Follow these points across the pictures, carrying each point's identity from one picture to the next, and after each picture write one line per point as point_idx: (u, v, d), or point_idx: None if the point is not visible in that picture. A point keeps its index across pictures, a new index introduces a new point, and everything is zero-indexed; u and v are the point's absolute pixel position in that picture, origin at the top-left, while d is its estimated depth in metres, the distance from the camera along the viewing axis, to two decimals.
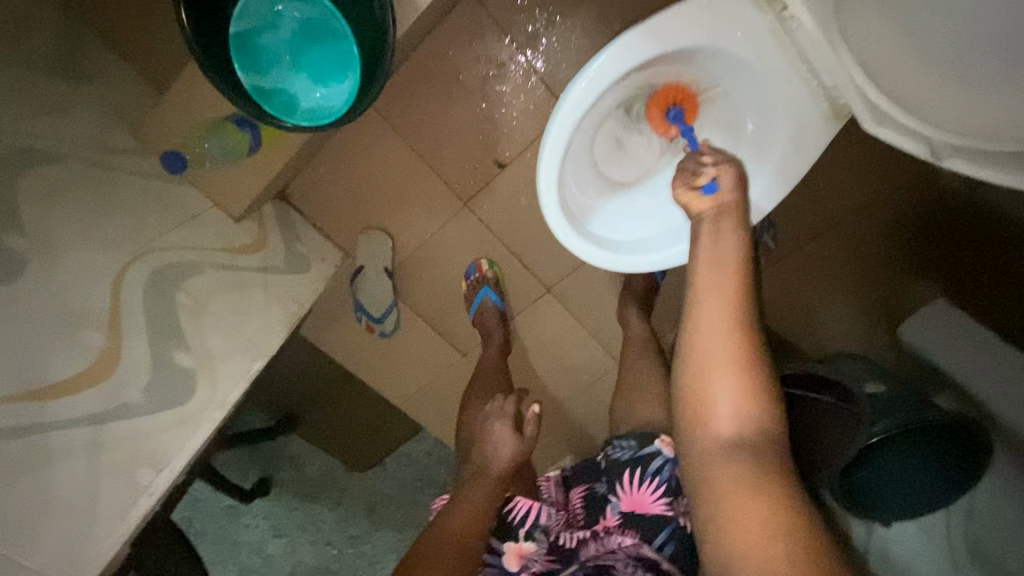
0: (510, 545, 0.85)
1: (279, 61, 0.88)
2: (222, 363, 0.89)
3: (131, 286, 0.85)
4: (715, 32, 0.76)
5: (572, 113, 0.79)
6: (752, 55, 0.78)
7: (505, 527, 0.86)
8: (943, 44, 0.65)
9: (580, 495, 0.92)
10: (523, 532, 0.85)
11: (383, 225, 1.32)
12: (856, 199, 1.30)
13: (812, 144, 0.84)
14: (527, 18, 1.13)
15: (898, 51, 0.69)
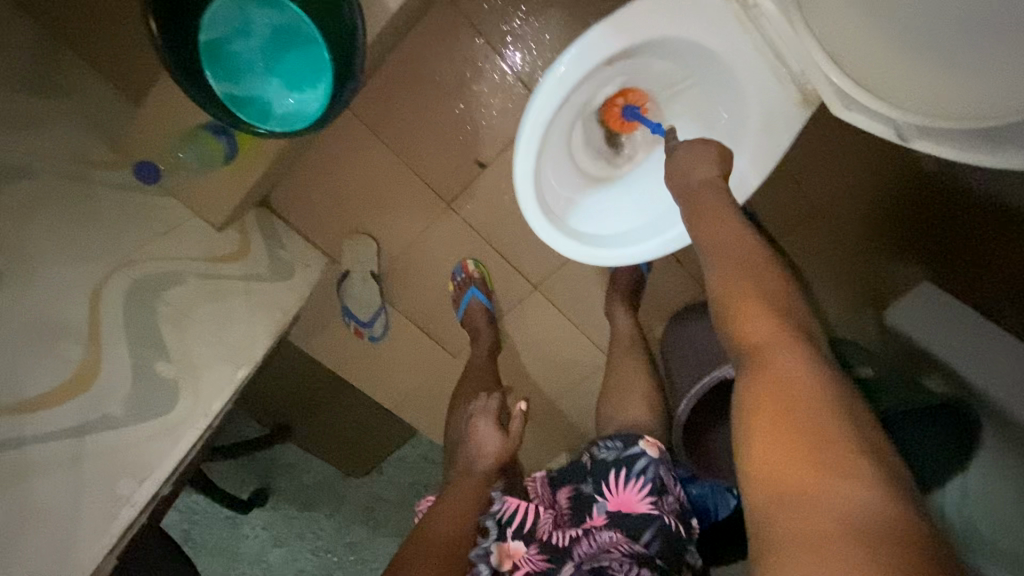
0: (499, 545, 0.81)
1: (253, 69, 0.88)
2: (206, 372, 0.89)
3: (111, 298, 0.85)
4: (683, 23, 0.76)
5: (546, 108, 0.79)
6: (720, 45, 0.79)
7: (492, 528, 0.83)
8: (905, 28, 0.65)
9: (567, 495, 0.89)
10: (511, 533, 0.82)
11: (368, 229, 1.32)
12: (838, 184, 1.29)
13: (784, 130, 0.84)
14: (502, 17, 1.13)
15: (861, 37, 0.70)
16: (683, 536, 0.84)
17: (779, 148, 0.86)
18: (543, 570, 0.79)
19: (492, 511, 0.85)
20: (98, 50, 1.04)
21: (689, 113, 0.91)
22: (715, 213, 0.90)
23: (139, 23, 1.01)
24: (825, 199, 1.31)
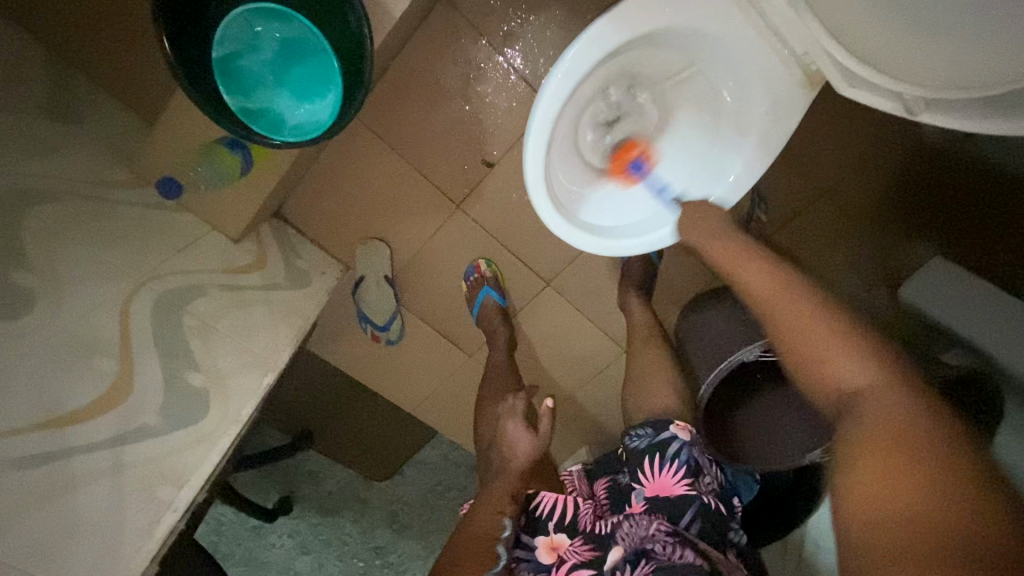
0: (543, 538, 0.85)
1: (264, 82, 0.90)
2: (233, 380, 0.91)
3: (139, 312, 0.87)
4: (684, 11, 0.78)
5: (553, 103, 0.80)
6: (721, 32, 0.79)
7: (535, 522, 0.87)
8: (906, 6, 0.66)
9: (603, 486, 0.94)
10: (553, 526, 0.85)
11: (380, 235, 1.34)
12: (844, 163, 1.29)
13: (789, 112, 0.85)
14: (502, 18, 1.15)
15: (862, 16, 0.70)
16: (724, 515, 0.84)
17: (784, 130, 0.86)
18: (591, 559, 0.79)
19: (532, 508, 0.88)
20: (112, 75, 1.06)
21: (693, 100, 0.92)
22: (722, 199, 0.91)
23: (147, 48, 1.04)
24: (832, 180, 1.31)
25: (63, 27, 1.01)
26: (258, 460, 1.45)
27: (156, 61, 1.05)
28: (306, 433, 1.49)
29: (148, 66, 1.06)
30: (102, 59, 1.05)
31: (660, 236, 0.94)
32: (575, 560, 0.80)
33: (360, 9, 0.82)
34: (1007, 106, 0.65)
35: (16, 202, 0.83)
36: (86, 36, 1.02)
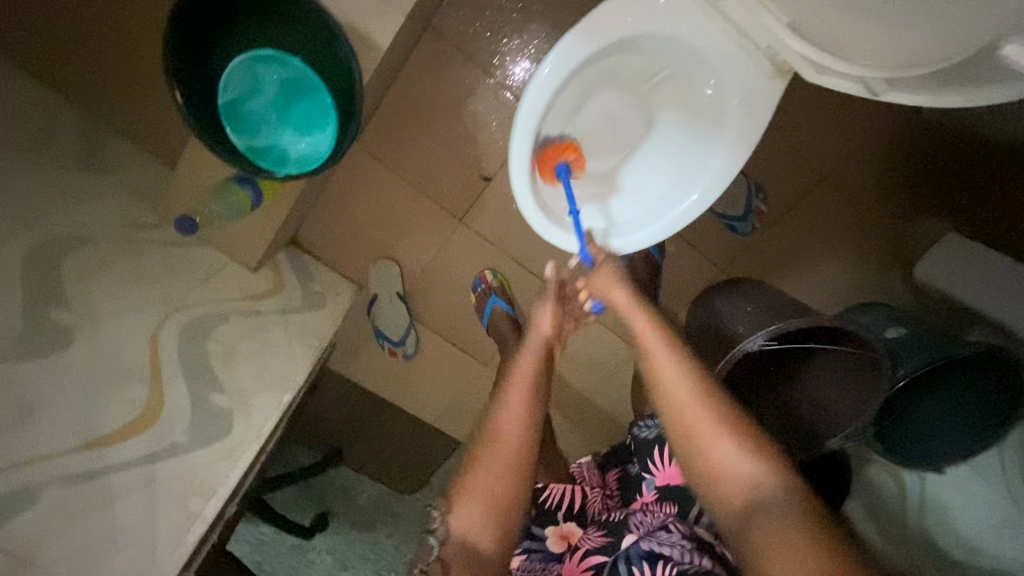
0: (552, 529, 0.87)
1: (267, 121, 0.97)
2: (255, 399, 0.98)
3: (166, 340, 0.94)
4: (646, 18, 0.81)
5: (531, 118, 0.85)
6: (685, 34, 0.82)
7: (543, 514, 0.89)
8: None
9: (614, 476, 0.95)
10: (563, 515, 0.89)
11: (389, 254, 1.40)
12: (844, 147, 1.29)
13: (762, 104, 0.86)
14: (487, 38, 1.20)
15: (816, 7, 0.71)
16: None
17: (760, 121, 0.88)
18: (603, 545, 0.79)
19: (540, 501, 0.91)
20: (134, 125, 1.17)
21: (672, 100, 0.94)
22: (705, 195, 0.93)
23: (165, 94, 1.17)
24: (830, 164, 1.30)
25: (93, 86, 1.14)
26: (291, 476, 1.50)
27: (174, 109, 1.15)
28: (337, 449, 1.59)
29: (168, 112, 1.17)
30: (128, 109, 1.17)
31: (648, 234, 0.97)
32: (589, 547, 0.80)
33: (347, 43, 0.89)
34: (960, 77, 0.67)
35: (54, 248, 0.92)
36: (111, 94, 1.15)
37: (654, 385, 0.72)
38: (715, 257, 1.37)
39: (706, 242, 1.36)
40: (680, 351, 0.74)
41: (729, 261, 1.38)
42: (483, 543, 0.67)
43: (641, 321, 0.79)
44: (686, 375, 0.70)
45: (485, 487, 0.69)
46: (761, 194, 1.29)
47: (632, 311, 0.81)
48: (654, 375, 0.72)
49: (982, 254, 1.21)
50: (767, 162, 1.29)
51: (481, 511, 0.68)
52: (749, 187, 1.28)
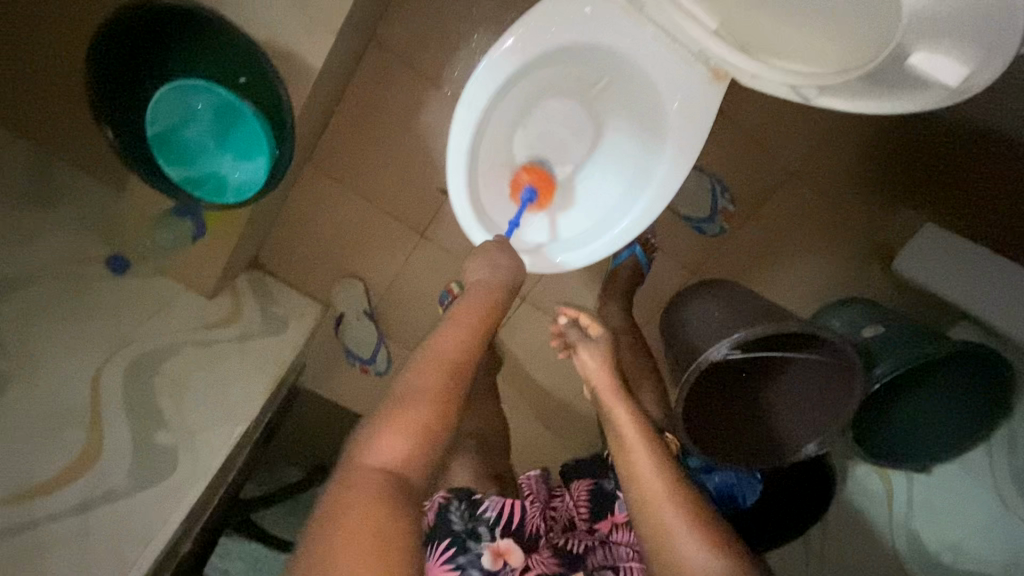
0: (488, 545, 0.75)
1: (204, 149, 0.93)
2: (204, 434, 0.96)
3: (110, 379, 0.93)
4: (568, 30, 0.79)
5: (461, 137, 0.85)
6: (611, 44, 0.79)
7: (476, 529, 0.77)
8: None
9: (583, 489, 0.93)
10: (500, 532, 0.78)
11: (354, 271, 1.38)
12: (811, 142, 1.25)
13: (701, 109, 0.82)
14: (433, 49, 1.16)
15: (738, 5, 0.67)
16: None
17: (701, 127, 0.83)
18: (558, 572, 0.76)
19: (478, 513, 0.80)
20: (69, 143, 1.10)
21: (618, 107, 0.90)
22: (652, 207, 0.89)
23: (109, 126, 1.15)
24: (799, 160, 1.25)
25: (16, 102, 1.06)
26: (276, 496, 1.46)
27: None
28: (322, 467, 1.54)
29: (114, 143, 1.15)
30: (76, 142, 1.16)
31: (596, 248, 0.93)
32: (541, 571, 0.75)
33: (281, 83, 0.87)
34: (884, 85, 0.63)
35: None
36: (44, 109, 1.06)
37: (629, 473, 0.77)
38: (684, 260, 1.34)
39: (673, 245, 1.32)
40: (655, 444, 0.79)
41: (700, 263, 1.34)
42: (404, 468, 0.60)
43: (623, 411, 0.82)
44: (657, 473, 0.75)
45: (407, 408, 0.63)
46: (727, 194, 1.25)
47: (614, 398, 0.84)
48: (631, 470, 0.77)
49: (960, 248, 1.16)
50: (731, 161, 1.25)
51: (402, 429, 0.61)
52: (714, 187, 1.24)
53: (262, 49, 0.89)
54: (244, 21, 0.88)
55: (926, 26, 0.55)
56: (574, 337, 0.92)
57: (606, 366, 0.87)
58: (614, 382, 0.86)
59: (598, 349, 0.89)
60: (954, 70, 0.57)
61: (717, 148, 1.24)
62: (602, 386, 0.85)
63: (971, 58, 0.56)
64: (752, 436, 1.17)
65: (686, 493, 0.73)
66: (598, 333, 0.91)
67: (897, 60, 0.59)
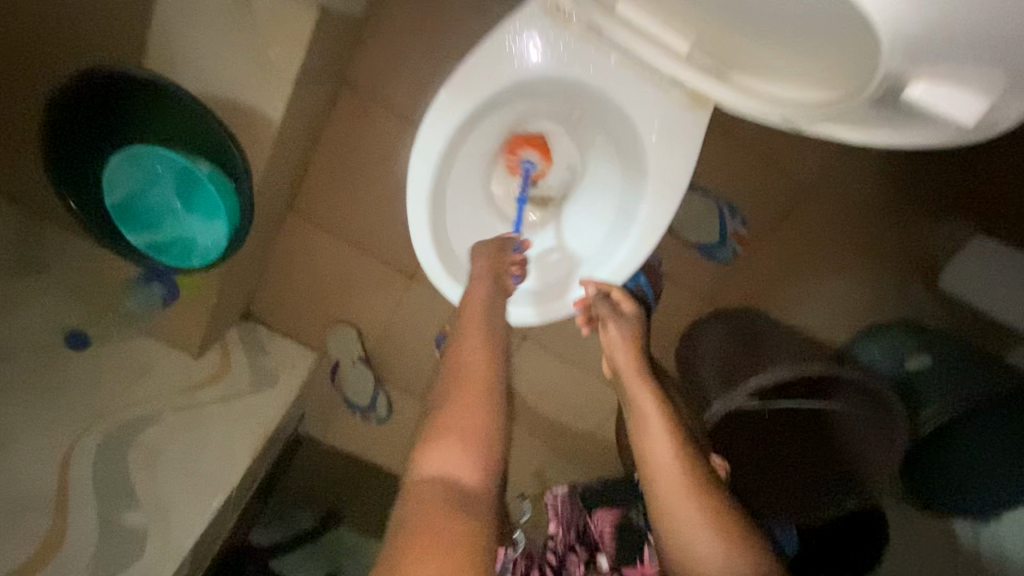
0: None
1: (173, 211, 0.90)
2: (175, 510, 0.93)
3: (81, 458, 0.92)
4: (524, 63, 0.71)
5: (420, 184, 0.77)
6: (573, 77, 0.71)
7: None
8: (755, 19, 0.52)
9: (610, 522, 0.78)
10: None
11: (347, 317, 1.32)
12: (834, 153, 1.09)
13: (682, 140, 0.73)
14: (408, 82, 1.07)
15: (712, 28, 0.56)
16: None
17: (687, 161, 0.74)
18: None
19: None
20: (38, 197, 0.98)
21: (598, 140, 0.82)
22: (638, 247, 0.79)
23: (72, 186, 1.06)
24: (819, 173, 1.09)
25: None
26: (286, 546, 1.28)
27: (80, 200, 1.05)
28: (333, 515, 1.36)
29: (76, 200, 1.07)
30: None
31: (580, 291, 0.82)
32: None
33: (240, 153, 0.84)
34: (883, 116, 0.52)
35: None
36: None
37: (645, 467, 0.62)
38: (701, 290, 1.19)
39: (687, 275, 1.19)
40: (682, 432, 0.63)
41: (718, 290, 1.20)
42: (463, 474, 0.52)
43: (644, 394, 0.67)
44: (677, 460, 0.60)
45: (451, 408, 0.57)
46: (738, 216, 1.12)
47: (636, 380, 0.68)
48: (644, 447, 0.63)
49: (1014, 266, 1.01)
50: (749, 178, 1.10)
51: (450, 432, 0.55)
52: (722, 209, 1.11)
53: (214, 108, 0.84)
54: (195, 82, 0.83)
55: (925, 55, 0.43)
56: (602, 313, 0.76)
57: (632, 347, 0.72)
58: (639, 363, 0.70)
59: (627, 329, 0.74)
60: (971, 104, 0.46)
61: (729, 166, 1.09)
62: (624, 365, 0.71)
63: (989, 89, 0.44)
64: (805, 467, 1.05)
65: (710, 493, 0.58)
66: (632, 311, 0.77)
67: (893, 94, 0.48)
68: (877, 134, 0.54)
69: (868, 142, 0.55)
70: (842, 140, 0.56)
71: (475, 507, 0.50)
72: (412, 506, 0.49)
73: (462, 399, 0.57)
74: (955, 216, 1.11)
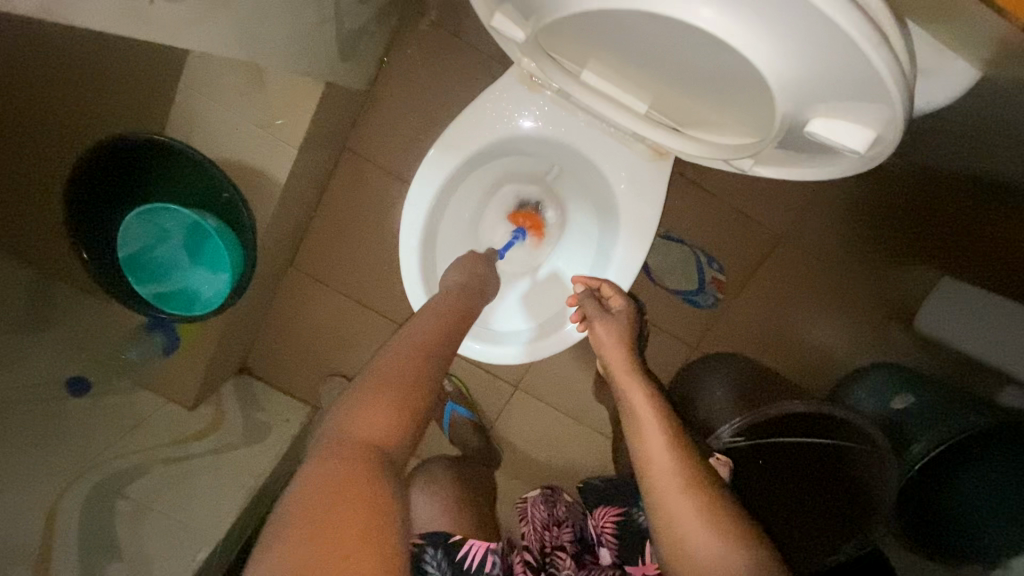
0: None
1: (180, 266, 0.97)
2: (161, 564, 0.92)
3: (66, 514, 0.86)
4: (502, 126, 0.80)
5: (411, 234, 0.84)
6: (548, 136, 0.80)
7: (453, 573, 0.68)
8: (676, 82, 0.59)
9: (609, 519, 0.80)
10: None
11: (340, 370, 1.33)
12: (802, 204, 1.15)
13: (649, 189, 0.80)
14: (403, 149, 1.17)
15: (647, 88, 0.63)
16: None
17: (653, 206, 0.81)
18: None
19: (457, 558, 0.69)
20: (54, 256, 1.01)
21: (576, 192, 0.90)
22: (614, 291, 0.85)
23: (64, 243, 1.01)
24: (787, 224, 1.16)
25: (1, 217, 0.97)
26: None
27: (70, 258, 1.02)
28: None
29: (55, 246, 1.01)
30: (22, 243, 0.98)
31: (551, 342, 0.86)
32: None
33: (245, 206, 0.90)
34: (803, 156, 0.58)
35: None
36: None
37: (639, 461, 0.63)
38: (684, 336, 1.23)
39: (670, 322, 1.23)
40: (673, 422, 0.65)
41: (701, 337, 1.23)
42: (388, 436, 0.52)
43: (635, 390, 0.68)
44: (669, 447, 0.62)
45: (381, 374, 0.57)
46: (714, 264, 1.18)
47: (626, 376, 0.71)
48: (639, 443, 0.64)
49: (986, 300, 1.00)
50: (723, 227, 1.16)
51: (379, 409, 0.53)
52: (698, 257, 1.18)
53: (226, 169, 0.92)
54: (211, 147, 0.92)
55: (806, 97, 0.48)
56: (589, 310, 0.79)
57: (622, 345, 0.74)
58: (630, 363, 0.72)
59: (617, 324, 0.76)
60: (858, 134, 0.49)
61: (702, 218, 1.16)
62: (615, 364, 0.73)
63: (868, 121, 0.48)
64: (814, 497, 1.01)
65: (702, 480, 0.60)
66: (620, 307, 0.79)
67: (797, 130, 0.53)
68: (804, 169, 0.61)
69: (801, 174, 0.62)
70: (776, 174, 0.63)
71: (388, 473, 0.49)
72: (333, 469, 0.47)
73: (396, 364, 0.59)
74: (922, 260, 1.15)
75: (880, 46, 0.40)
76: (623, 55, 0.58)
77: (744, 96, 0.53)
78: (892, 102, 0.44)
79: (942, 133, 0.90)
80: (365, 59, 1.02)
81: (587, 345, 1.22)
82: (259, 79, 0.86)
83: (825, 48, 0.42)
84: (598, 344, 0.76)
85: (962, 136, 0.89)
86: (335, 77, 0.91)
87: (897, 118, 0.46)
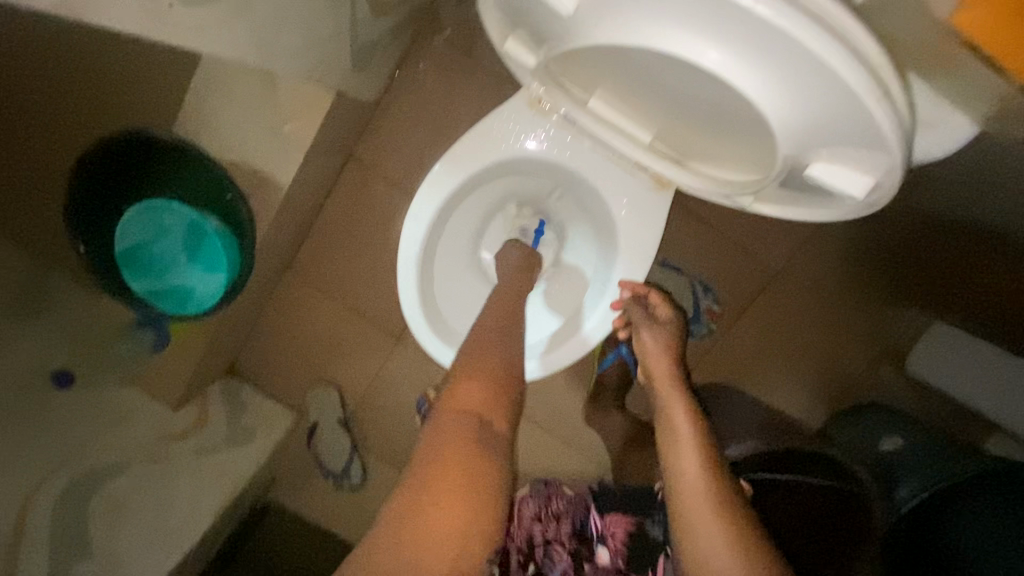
0: None
1: (176, 263, 0.97)
2: (130, 562, 0.92)
3: (40, 505, 0.90)
4: (506, 146, 0.80)
5: (410, 249, 0.84)
6: (552, 158, 0.81)
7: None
8: (681, 116, 0.60)
9: (620, 527, 0.84)
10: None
11: (329, 376, 1.31)
12: (798, 240, 1.16)
13: (649, 217, 0.81)
14: (410, 160, 1.18)
15: (653, 118, 0.64)
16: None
17: (652, 234, 0.81)
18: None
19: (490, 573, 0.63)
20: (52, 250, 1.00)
21: (576, 216, 0.91)
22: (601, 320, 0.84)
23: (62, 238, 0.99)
24: (784, 259, 1.17)
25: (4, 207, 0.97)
26: None
27: (66, 251, 1.00)
28: None
29: (53, 238, 0.99)
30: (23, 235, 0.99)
31: (564, 352, 0.86)
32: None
33: (246, 209, 0.92)
34: (806, 196, 0.59)
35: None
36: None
37: (670, 467, 0.64)
38: None
39: None
40: (708, 436, 0.66)
41: (695, 367, 1.23)
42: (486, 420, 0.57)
43: (676, 399, 0.71)
44: (702, 458, 0.63)
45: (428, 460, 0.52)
46: (710, 293, 1.18)
47: (668, 384, 0.73)
48: (672, 453, 0.65)
49: (979, 347, 1.00)
50: (721, 257, 1.17)
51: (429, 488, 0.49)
52: (695, 287, 1.18)
53: (230, 169, 0.92)
54: (216, 147, 0.92)
55: (810, 143, 0.49)
56: (635, 318, 0.81)
57: (668, 353, 0.77)
58: (673, 369, 0.75)
59: (662, 335, 0.79)
60: (859, 180, 0.50)
61: (701, 247, 1.17)
62: (657, 369, 0.75)
63: (871, 168, 0.49)
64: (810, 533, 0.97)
65: (730, 494, 0.59)
66: (667, 315, 0.82)
67: (798, 171, 0.53)
68: (807, 211, 0.61)
69: (803, 217, 0.63)
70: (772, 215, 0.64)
71: (490, 452, 0.54)
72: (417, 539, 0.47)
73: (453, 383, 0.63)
74: (916, 303, 1.16)
75: (874, 98, 0.41)
76: (632, 87, 0.59)
77: (749, 135, 0.54)
78: (890, 150, 0.45)
79: (939, 179, 0.91)
80: (376, 70, 1.03)
81: (582, 367, 1.21)
82: (270, 86, 0.87)
83: (824, 95, 0.43)
84: (642, 350, 0.79)
85: (956, 183, 0.90)
86: (345, 86, 0.92)
87: (895, 166, 0.47)
